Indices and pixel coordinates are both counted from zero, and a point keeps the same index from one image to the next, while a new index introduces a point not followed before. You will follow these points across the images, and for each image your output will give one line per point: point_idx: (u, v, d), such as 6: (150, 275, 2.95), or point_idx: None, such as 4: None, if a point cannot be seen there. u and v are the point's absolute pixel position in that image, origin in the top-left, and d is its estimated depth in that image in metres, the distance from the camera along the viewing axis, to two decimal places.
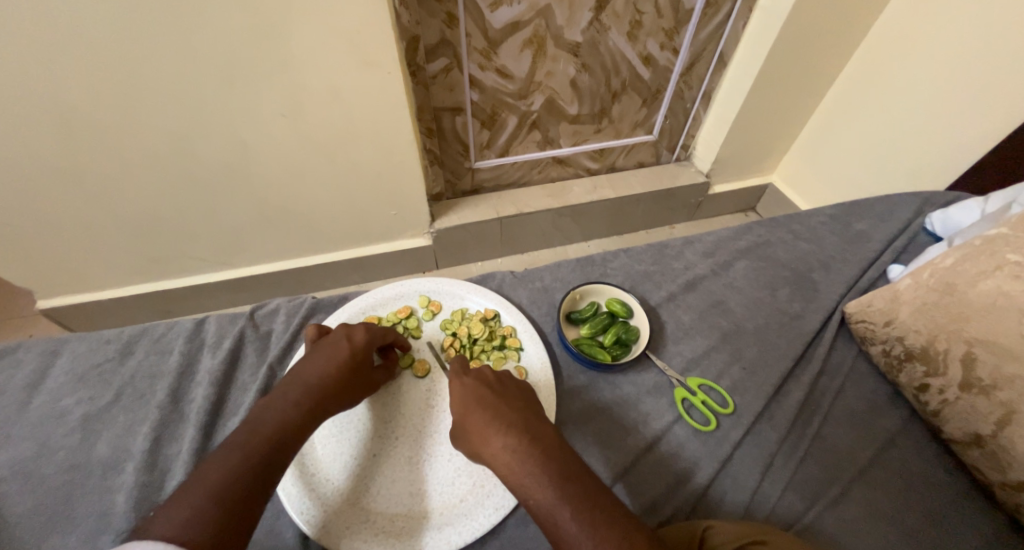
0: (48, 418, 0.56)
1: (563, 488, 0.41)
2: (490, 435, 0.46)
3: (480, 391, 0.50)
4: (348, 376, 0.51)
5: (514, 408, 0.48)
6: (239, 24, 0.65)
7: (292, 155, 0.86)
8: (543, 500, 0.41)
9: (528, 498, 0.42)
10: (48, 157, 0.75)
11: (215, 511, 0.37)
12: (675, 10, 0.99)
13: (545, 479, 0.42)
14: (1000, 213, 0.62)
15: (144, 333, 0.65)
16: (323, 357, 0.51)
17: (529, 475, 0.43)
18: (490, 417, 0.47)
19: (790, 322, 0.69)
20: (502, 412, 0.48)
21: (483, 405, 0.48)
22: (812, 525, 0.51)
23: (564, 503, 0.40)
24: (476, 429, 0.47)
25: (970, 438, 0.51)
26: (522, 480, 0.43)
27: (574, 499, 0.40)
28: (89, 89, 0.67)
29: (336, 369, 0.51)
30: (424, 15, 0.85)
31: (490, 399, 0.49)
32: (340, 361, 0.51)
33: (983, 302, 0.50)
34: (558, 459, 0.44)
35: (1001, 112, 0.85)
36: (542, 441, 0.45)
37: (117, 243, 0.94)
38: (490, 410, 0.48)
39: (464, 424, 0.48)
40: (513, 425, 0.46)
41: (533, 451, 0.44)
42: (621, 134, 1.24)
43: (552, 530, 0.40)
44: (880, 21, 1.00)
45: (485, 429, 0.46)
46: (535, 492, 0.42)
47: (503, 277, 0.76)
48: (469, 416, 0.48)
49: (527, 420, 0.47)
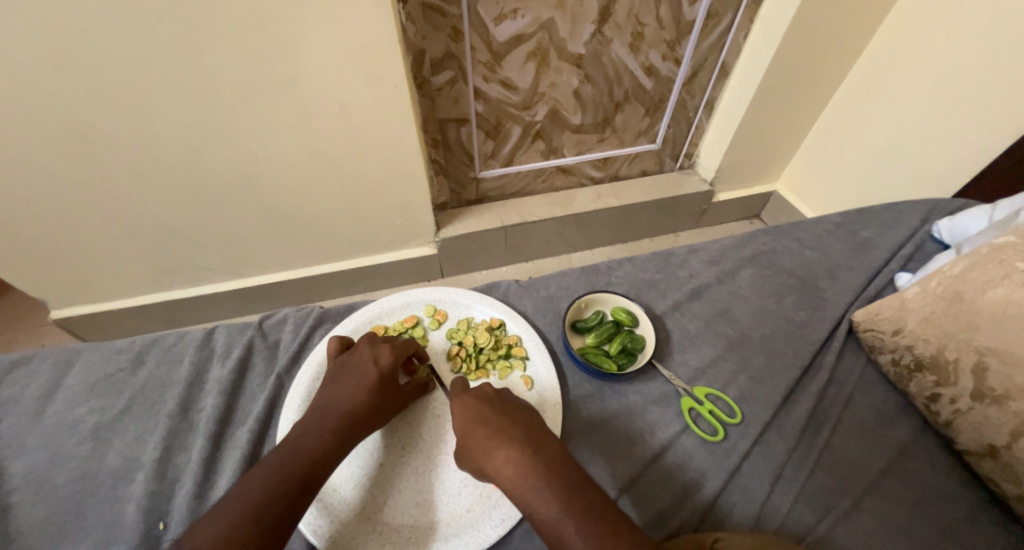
0: (61, 427, 0.57)
1: (567, 500, 0.41)
2: (493, 449, 0.46)
3: (480, 407, 0.50)
4: (380, 400, 0.52)
5: (516, 422, 0.48)
6: (251, 40, 0.67)
7: (300, 166, 0.87)
8: (546, 513, 0.41)
9: (533, 512, 0.42)
10: (64, 169, 0.77)
11: (247, 535, 0.39)
12: (677, 21, 1.01)
13: (548, 492, 0.42)
14: (1009, 220, 0.62)
15: (155, 342, 0.65)
16: (353, 381, 0.52)
17: (532, 488, 0.43)
18: (493, 431, 0.47)
19: (797, 330, 0.68)
20: (505, 426, 0.48)
21: (486, 421, 0.48)
22: (824, 537, 0.50)
23: (569, 516, 0.40)
24: (479, 443, 0.47)
25: (984, 448, 0.50)
26: (525, 495, 0.43)
27: (578, 511, 0.40)
28: (105, 103, 0.69)
29: (365, 395, 0.51)
30: (430, 29, 0.86)
31: (491, 414, 0.49)
32: (370, 386, 0.52)
33: (991, 310, 0.50)
34: (562, 473, 0.44)
35: (1005, 119, 0.85)
36: (545, 455, 0.45)
37: (129, 253, 0.96)
38: (492, 425, 0.48)
39: (466, 442, 0.48)
40: (515, 440, 0.46)
41: (536, 464, 0.44)
42: (624, 143, 1.25)
43: (555, 543, 0.40)
44: (882, 30, 1.00)
45: (488, 443, 0.46)
46: (539, 506, 0.42)
47: (508, 285, 0.76)
48: (470, 431, 0.48)
49: (530, 433, 0.47)
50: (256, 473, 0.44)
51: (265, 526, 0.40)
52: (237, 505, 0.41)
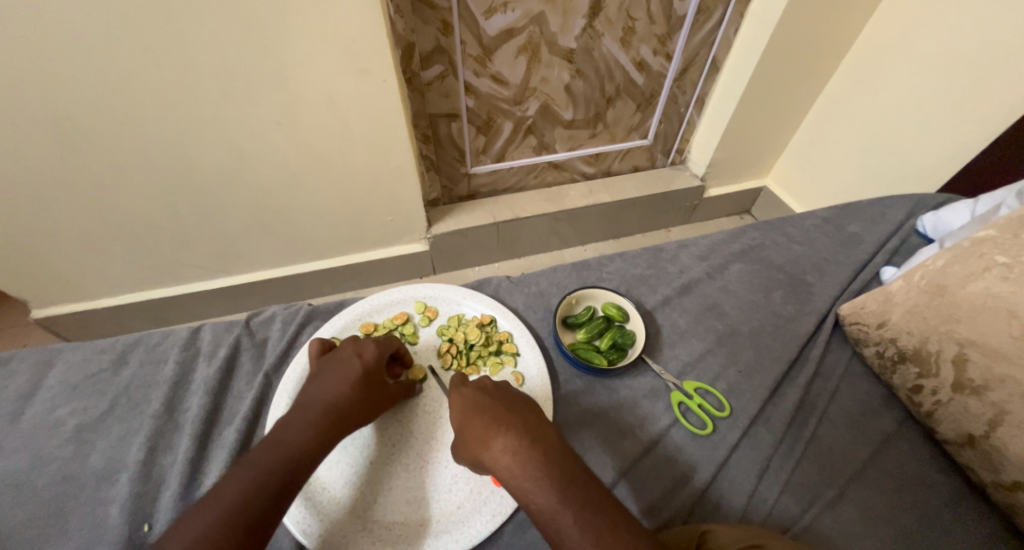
0: (42, 429, 0.56)
1: (565, 491, 0.41)
2: (491, 439, 0.46)
3: (479, 399, 0.50)
4: (363, 393, 0.51)
5: (513, 413, 0.48)
6: (236, 34, 0.66)
7: (288, 162, 0.86)
8: (544, 503, 0.41)
9: (531, 503, 0.42)
10: (45, 166, 0.75)
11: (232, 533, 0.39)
12: (667, 16, 1.01)
13: (546, 483, 0.42)
14: (991, 214, 0.63)
15: (139, 342, 0.65)
16: (336, 376, 0.51)
17: (529, 478, 0.43)
18: (490, 421, 0.47)
19: (785, 324, 0.69)
20: (503, 415, 0.47)
21: (485, 411, 0.48)
22: (809, 527, 0.51)
23: (566, 507, 0.40)
24: (477, 434, 0.47)
25: (963, 438, 0.51)
26: (523, 485, 0.43)
27: (575, 502, 0.41)
28: (86, 97, 0.68)
29: (348, 389, 0.51)
30: (419, 23, 0.86)
31: (488, 405, 0.49)
32: (353, 380, 0.51)
33: (972, 303, 0.51)
34: (559, 464, 0.44)
35: (990, 114, 0.86)
36: (543, 445, 0.45)
37: (115, 251, 0.94)
38: (489, 415, 0.48)
39: (464, 432, 0.48)
40: (512, 429, 0.46)
41: (534, 454, 0.44)
42: (615, 138, 1.25)
43: (552, 533, 0.40)
44: (870, 26, 1.01)
45: (485, 433, 0.46)
46: (536, 497, 0.42)
47: (499, 281, 0.76)
48: (468, 422, 0.48)
49: (528, 423, 0.47)
50: (238, 471, 0.44)
51: (245, 523, 0.40)
52: (227, 503, 0.41)
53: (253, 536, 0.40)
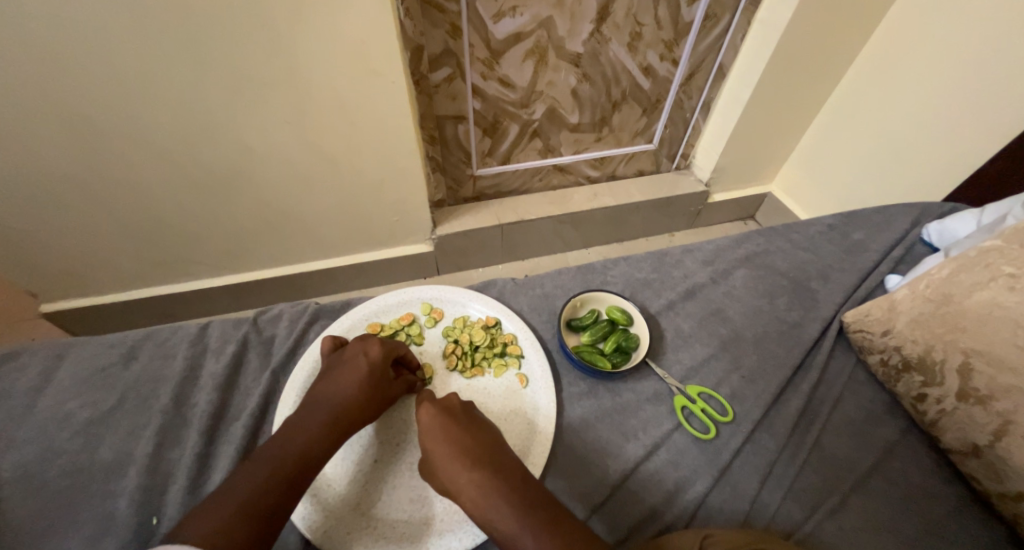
0: (52, 421, 0.56)
1: (526, 517, 0.42)
2: (456, 469, 0.46)
3: (446, 425, 0.49)
4: (371, 393, 0.52)
5: (481, 441, 0.49)
6: (249, 34, 0.66)
7: (297, 162, 0.87)
8: (504, 527, 0.42)
9: (492, 529, 0.43)
10: (56, 160, 0.76)
11: (241, 531, 0.39)
12: (675, 22, 1.01)
13: (507, 510, 0.43)
14: (997, 224, 0.63)
15: (148, 337, 0.65)
16: (344, 376, 0.52)
17: (492, 507, 0.44)
18: (457, 451, 0.47)
19: (789, 330, 0.69)
20: (469, 444, 0.48)
21: (452, 436, 0.48)
22: (811, 534, 0.51)
23: (526, 530, 0.41)
24: (443, 462, 0.47)
25: (967, 448, 0.51)
26: (487, 511, 0.44)
27: (535, 524, 0.42)
28: (100, 95, 0.69)
29: (357, 388, 0.51)
30: (429, 26, 0.86)
31: (456, 432, 0.49)
32: (361, 379, 0.52)
33: (978, 312, 0.51)
34: (521, 490, 0.45)
35: (999, 123, 0.86)
36: (507, 474, 0.46)
37: (124, 247, 0.95)
38: (456, 444, 0.48)
39: (430, 459, 0.48)
40: (478, 460, 0.47)
41: (498, 483, 0.45)
42: (621, 142, 1.25)
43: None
44: (877, 34, 1.02)
45: (451, 463, 0.47)
46: (499, 523, 0.43)
47: (504, 284, 0.76)
48: (435, 449, 0.48)
49: (494, 454, 0.48)
50: (247, 469, 0.44)
51: (251, 520, 0.40)
52: (234, 500, 0.41)
53: (261, 534, 0.40)
